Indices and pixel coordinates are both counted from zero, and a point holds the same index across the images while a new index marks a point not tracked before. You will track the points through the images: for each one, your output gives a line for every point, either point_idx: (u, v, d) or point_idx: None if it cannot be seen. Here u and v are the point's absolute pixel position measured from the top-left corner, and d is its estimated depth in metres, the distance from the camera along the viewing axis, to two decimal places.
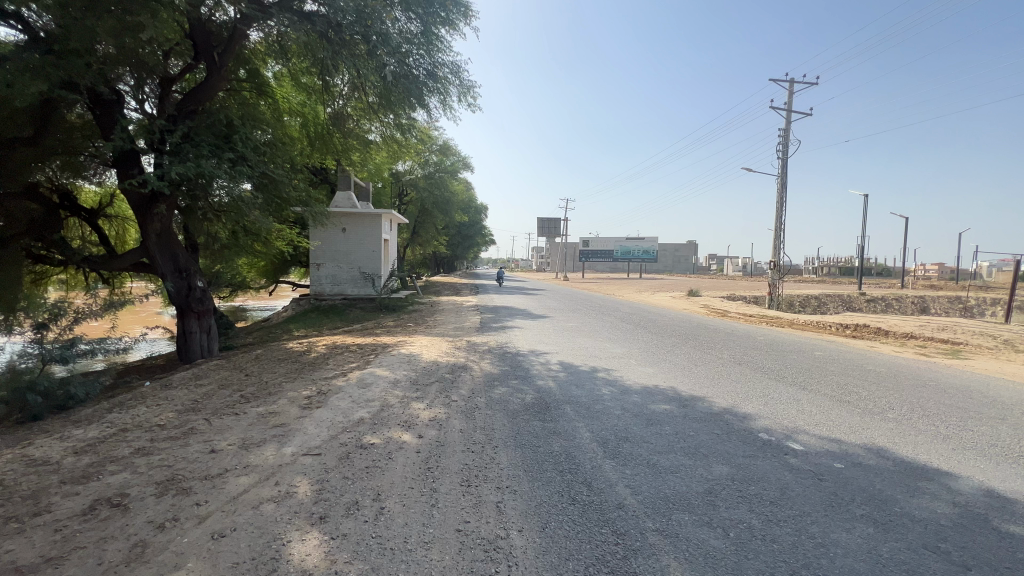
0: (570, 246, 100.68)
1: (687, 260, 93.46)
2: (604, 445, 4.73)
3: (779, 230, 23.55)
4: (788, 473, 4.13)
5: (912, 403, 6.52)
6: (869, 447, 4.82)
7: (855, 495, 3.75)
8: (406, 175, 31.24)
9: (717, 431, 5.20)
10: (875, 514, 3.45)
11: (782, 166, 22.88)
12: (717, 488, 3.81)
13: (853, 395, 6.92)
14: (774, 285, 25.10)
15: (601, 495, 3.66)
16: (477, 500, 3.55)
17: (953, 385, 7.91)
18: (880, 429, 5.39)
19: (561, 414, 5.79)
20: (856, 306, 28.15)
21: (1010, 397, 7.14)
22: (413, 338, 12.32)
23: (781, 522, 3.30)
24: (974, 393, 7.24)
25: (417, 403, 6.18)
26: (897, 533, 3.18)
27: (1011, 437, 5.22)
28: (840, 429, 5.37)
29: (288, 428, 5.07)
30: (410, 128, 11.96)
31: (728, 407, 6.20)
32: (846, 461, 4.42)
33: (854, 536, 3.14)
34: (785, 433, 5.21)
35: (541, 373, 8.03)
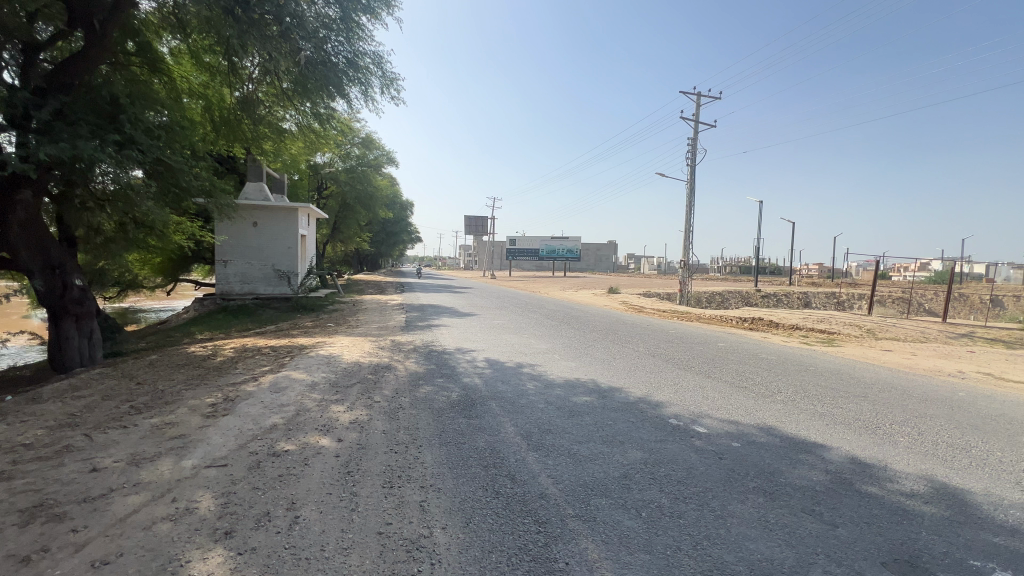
0: (498, 245, 101.65)
1: (608, 260, 98.18)
2: (527, 437, 4.86)
3: (688, 233, 25.54)
4: (694, 454, 4.51)
5: (796, 386, 7.40)
6: (761, 426, 5.39)
7: (750, 469, 4.18)
8: (326, 168, 29.68)
9: (632, 419, 5.54)
10: (764, 485, 3.87)
11: (691, 173, 24.79)
12: (632, 472, 4.06)
13: (748, 381, 7.69)
14: (684, 282, 27.14)
15: (524, 486, 3.75)
16: (399, 501, 3.48)
17: (828, 369, 9.08)
18: (769, 410, 6.04)
19: (486, 410, 5.83)
20: (753, 301, 31.32)
21: (870, 378, 8.36)
22: (334, 339, 11.76)
23: (686, 499, 3.58)
24: (843, 376, 8.38)
25: (337, 405, 5.91)
26: (782, 501, 3.60)
27: (871, 411, 6.10)
28: (737, 411, 5.96)
29: (188, 439, 4.62)
30: (328, 118, 11.38)
31: (643, 396, 6.63)
32: (742, 440, 4.91)
33: (747, 506, 3.50)
34: (692, 417, 5.67)
35: (467, 370, 8.05)
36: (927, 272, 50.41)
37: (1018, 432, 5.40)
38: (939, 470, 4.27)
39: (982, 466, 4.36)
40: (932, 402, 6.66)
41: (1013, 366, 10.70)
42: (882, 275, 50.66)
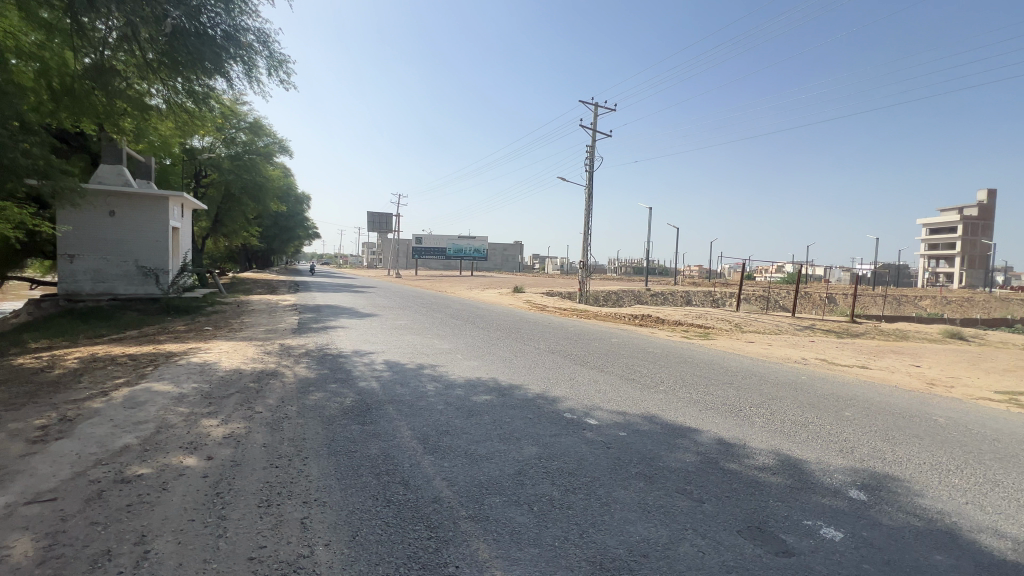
0: (403, 243, 98.98)
1: (514, 259, 100.31)
2: (423, 441, 4.74)
3: (587, 235, 26.97)
4: (585, 446, 4.74)
5: (676, 377, 8.15)
6: (645, 415, 5.84)
7: (633, 457, 4.49)
8: (204, 153, 26.52)
9: (529, 415, 5.68)
10: (645, 470, 4.19)
11: (590, 179, 26.19)
12: (527, 468, 4.15)
13: (636, 374, 8.30)
14: (584, 282, 28.64)
15: (418, 491, 3.65)
16: (277, 520, 3.19)
17: (703, 360, 10.14)
18: (653, 400, 6.57)
19: (382, 414, 5.59)
20: (643, 299, 34.05)
21: (736, 367, 9.49)
22: (211, 344, 10.52)
23: (575, 490, 3.74)
24: (715, 366, 9.41)
25: (209, 419, 5.28)
26: (659, 483, 3.92)
27: (736, 396, 6.91)
28: (626, 402, 6.40)
29: (2, 472, 3.79)
30: (205, 97, 10.14)
31: (541, 392, 6.83)
32: (628, 429, 5.26)
33: (629, 491, 3.75)
34: (585, 410, 5.96)
35: (364, 374, 7.67)
36: (783, 273, 58.73)
37: (843, 407, 6.48)
38: (785, 444, 4.96)
39: (815, 438, 5.16)
40: (782, 386, 7.74)
41: (842, 353, 12.85)
42: (747, 276, 58.03)
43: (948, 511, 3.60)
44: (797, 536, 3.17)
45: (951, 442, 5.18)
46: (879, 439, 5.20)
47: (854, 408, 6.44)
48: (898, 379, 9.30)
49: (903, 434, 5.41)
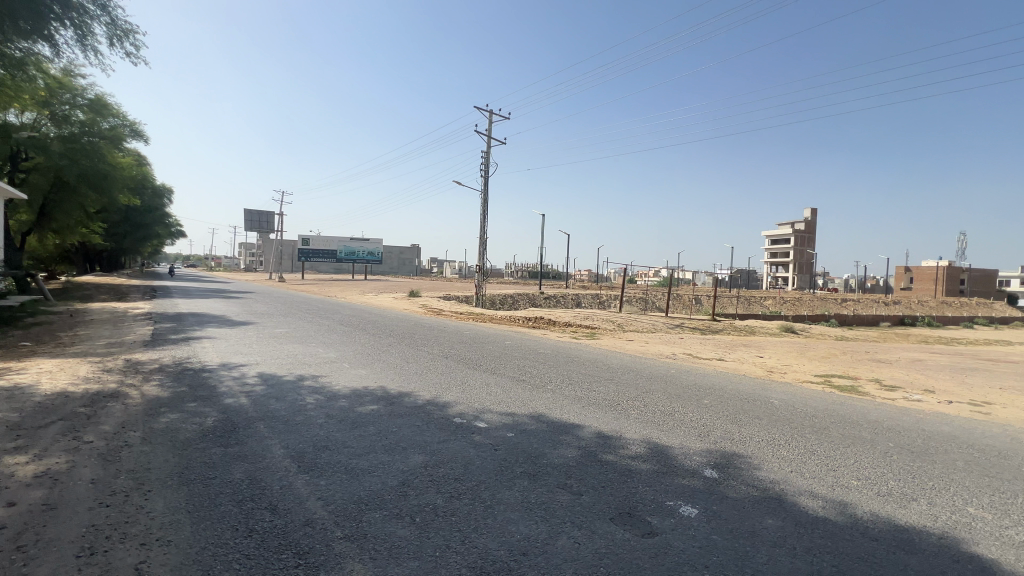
0: (288, 244, 91.28)
1: (411, 263, 97.92)
2: (298, 459, 4.36)
3: (483, 239, 27.28)
4: (472, 450, 4.73)
5: (564, 376, 8.55)
6: (533, 414, 6.01)
7: (519, 456, 4.59)
8: (22, 131, 21.98)
9: (417, 423, 5.51)
10: (530, 469, 4.30)
11: (485, 184, 26.55)
12: (412, 477, 4.02)
13: (527, 375, 8.54)
14: (480, 286, 28.91)
15: (287, 516, 3.34)
16: (102, 572, 2.68)
17: (588, 358, 10.79)
18: (541, 399, 6.80)
19: (251, 433, 5.03)
20: (537, 302, 35.36)
21: (616, 363, 10.26)
22: (28, 363, 8.64)
23: (460, 496, 3.70)
24: (599, 363, 10.07)
25: (16, 456, 4.30)
26: (542, 480, 4.04)
27: (615, 391, 7.44)
28: (515, 403, 6.54)
29: None
30: (20, 65, 8.36)
31: (431, 398, 6.70)
32: (515, 430, 5.37)
33: (514, 492, 3.81)
34: (475, 414, 5.95)
35: (233, 389, 6.86)
36: (659, 278, 65.21)
37: (702, 396, 7.31)
38: (654, 433, 5.44)
39: (679, 425, 5.75)
40: (654, 379, 8.53)
41: (704, 348, 14.56)
42: (629, 280, 63.30)
43: (779, 480, 4.22)
44: (660, 517, 3.48)
45: (782, 420, 6.13)
46: (729, 422, 5.96)
47: (711, 396, 7.31)
48: (746, 369, 10.78)
49: (748, 416, 6.27)
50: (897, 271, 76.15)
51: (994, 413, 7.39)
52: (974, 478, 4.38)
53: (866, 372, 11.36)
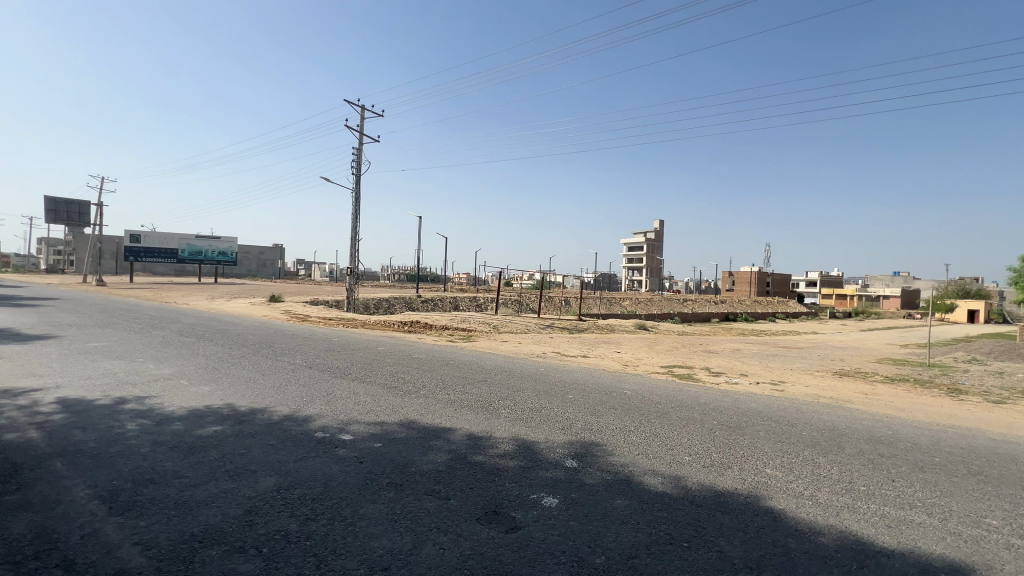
0: (109, 240, 76.12)
1: (272, 264, 88.66)
2: (111, 499, 3.63)
3: (355, 240, 25.82)
4: (334, 465, 4.42)
5: (437, 379, 8.48)
6: (403, 421, 5.83)
7: (386, 467, 4.41)
8: None
9: (271, 442, 4.97)
10: (397, 478, 4.15)
11: (357, 182, 25.19)
12: (260, 503, 3.61)
13: (399, 381, 8.27)
14: (352, 289, 27.34)
15: (89, 571, 2.75)
16: None
17: (464, 361, 10.84)
18: (414, 405, 6.63)
19: (41, 476, 4.03)
20: (414, 305, 34.60)
21: (491, 365, 10.47)
22: None
23: (318, 517, 3.43)
24: (474, 366, 10.18)
25: None
26: (409, 489, 3.94)
27: (488, 392, 7.59)
28: (384, 411, 6.27)
29: None
30: None
31: (290, 413, 6.10)
32: (384, 439, 5.15)
33: (378, 504, 3.65)
34: (339, 426, 5.57)
35: (18, 421, 5.44)
36: (533, 281, 68.50)
37: (567, 391, 7.82)
38: (523, 430, 5.66)
39: (545, 420, 6.07)
40: (525, 378, 8.89)
41: (571, 346, 15.64)
42: (505, 283, 65.53)
43: (628, 463, 4.70)
44: (524, 511, 3.63)
45: (633, 408, 6.85)
46: (589, 413, 6.48)
47: (575, 391, 7.85)
48: (606, 364, 11.82)
49: (605, 407, 6.88)
50: (723, 275, 90.76)
51: (787, 390, 9.16)
52: (771, 444, 5.38)
53: (700, 362, 13.27)
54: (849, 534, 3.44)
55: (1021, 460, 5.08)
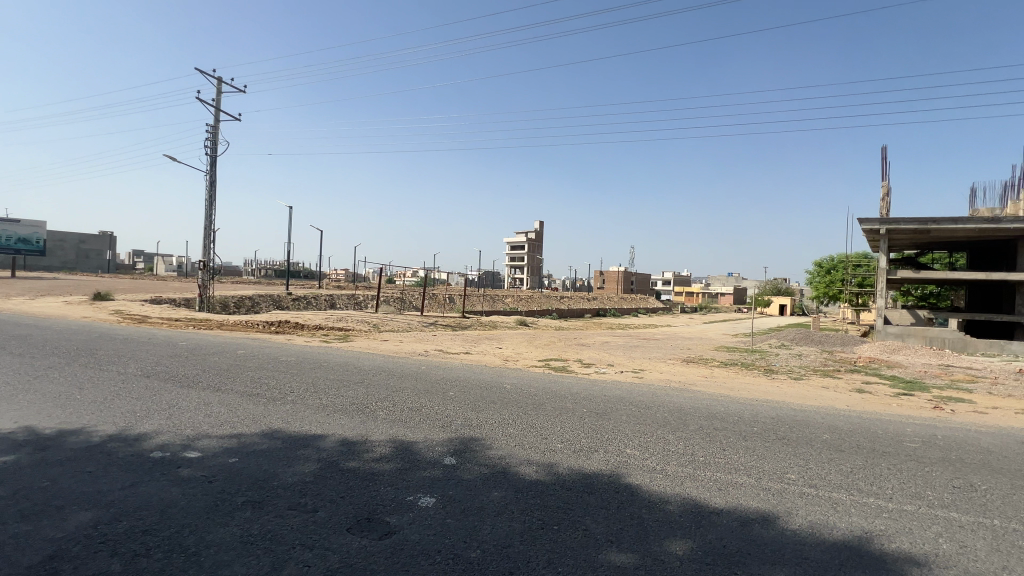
0: None
1: (97, 255, 73.75)
2: None
3: (209, 229, 22.68)
4: (175, 488, 3.82)
5: (308, 383, 7.84)
6: (265, 431, 5.27)
7: (242, 484, 3.94)
8: None
9: (89, 469, 4.13)
10: (255, 495, 3.73)
11: (212, 164, 22.14)
12: (70, 545, 2.97)
13: (262, 387, 7.47)
14: (206, 286, 23.97)
15: None
16: None
17: (340, 363, 10.17)
18: (278, 413, 6.03)
19: None
20: (283, 304, 31.54)
21: (370, 365, 9.99)
22: None
23: (150, 552, 2.94)
24: (350, 367, 9.62)
25: None
26: (269, 506, 3.57)
27: (365, 394, 7.22)
28: (243, 422, 5.61)
29: None
30: None
31: (117, 432, 5.13)
32: (240, 453, 4.60)
33: (231, 527, 3.24)
34: (184, 443, 4.84)
35: None
36: (416, 279, 67.02)
37: (448, 389, 7.77)
38: (401, 431, 5.49)
39: (425, 419, 5.97)
40: (405, 378, 8.64)
41: (454, 344, 15.61)
42: (387, 280, 63.06)
43: (505, 455, 4.82)
44: (398, 514, 3.52)
45: (512, 402, 7.07)
46: (469, 410, 6.53)
47: (456, 388, 7.84)
48: (488, 360, 12.06)
49: (486, 402, 7.00)
50: (596, 275, 98.42)
51: (646, 377, 10.25)
52: (632, 427, 5.96)
53: (574, 355, 14.19)
54: (689, 499, 3.97)
55: (811, 424, 6.35)
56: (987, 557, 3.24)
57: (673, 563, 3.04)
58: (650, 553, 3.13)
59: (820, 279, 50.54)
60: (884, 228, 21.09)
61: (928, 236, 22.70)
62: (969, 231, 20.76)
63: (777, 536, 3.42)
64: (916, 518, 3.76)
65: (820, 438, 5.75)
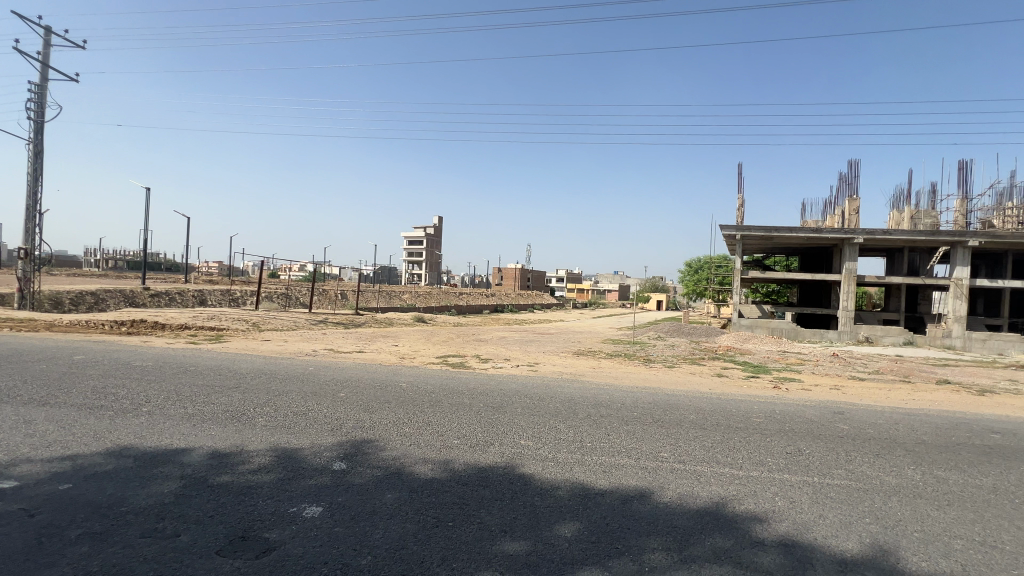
0: None
1: None
2: None
3: (33, 209, 18.66)
4: None
5: (169, 391, 6.86)
6: (110, 450, 4.50)
7: (78, 514, 3.32)
8: None
9: None
10: (95, 526, 3.17)
11: (37, 130, 18.24)
12: None
13: (108, 397, 6.37)
14: (28, 278, 19.68)
15: None
16: None
17: (211, 366, 9.06)
18: (129, 427, 5.19)
19: None
20: (136, 300, 27.11)
21: (248, 367, 9.04)
22: None
23: None
24: (223, 370, 8.61)
25: None
26: (115, 536, 3.06)
27: (240, 400, 6.52)
28: (79, 440, 4.72)
29: None
30: None
31: None
32: (75, 478, 3.87)
33: (60, 568, 2.72)
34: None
35: None
36: (304, 273, 61.97)
37: (339, 390, 7.34)
38: (283, 438, 5.06)
39: (312, 424, 5.56)
40: (289, 380, 7.96)
41: (346, 342, 14.75)
42: (270, 274, 57.40)
43: (399, 456, 4.68)
44: (279, 529, 3.23)
45: (407, 400, 6.88)
46: (362, 410, 6.24)
47: (348, 389, 7.45)
48: (383, 358, 11.62)
49: (380, 402, 6.74)
50: (494, 271, 99.79)
51: (541, 370, 10.69)
52: (526, 418, 6.17)
53: (472, 350, 14.25)
54: (577, 484, 4.21)
55: (680, 406, 7.14)
56: (809, 508, 3.92)
57: (561, 545, 3.20)
58: (540, 539, 3.26)
59: (689, 277, 56.90)
60: (739, 234, 24.42)
61: (771, 243, 26.79)
62: (800, 239, 24.91)
63: (651, 510, 3.78)
64: (759, 482, 4.41)
65: (688, 418, 6.49)
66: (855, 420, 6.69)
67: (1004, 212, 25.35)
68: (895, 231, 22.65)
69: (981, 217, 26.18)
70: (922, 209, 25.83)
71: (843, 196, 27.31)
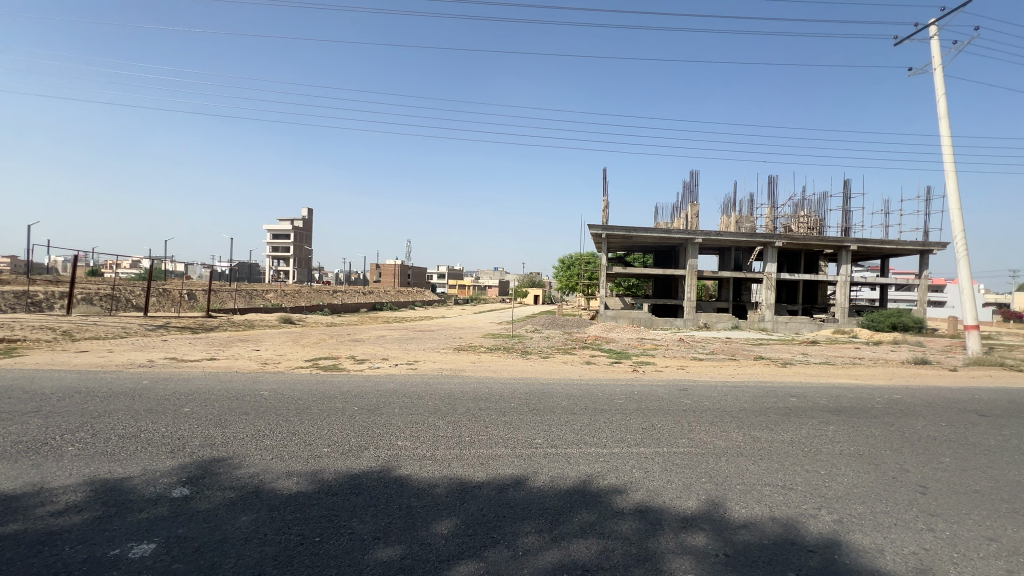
0: None
1: None
2: None
3: None
4: None
5: None
6: None
7: None
8: None
9: None
10: None
11: None
12: None
13: None
14: None
15: None
16: None
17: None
18: None
19: None
20: None
21: (54, 386, 7.33)
22: None
23: None
24: (16, 392, 6.87)
25: None
26: None
27: (41, 427, 5.26)
28: None
29: None
30: None
31: None
32: None
33: None
34: None
35: None
36: (139, 270, 52.32)
37: (181, 405, 6.34)
38: (103, 467, 4.21)
39: (144, 448, 4.72)
40: (114, 398, 6.66)
41: (193, 349, 12.83)
42: (91, 272, 47.38)
43: (258, 473, 4.20)
44: None
45: (268, 410, 6.22)
46: (212, 426, 5.49)
47: (195, 403, 6.47)
48: (241, 364, 10.35)
49: (234, 414, 5.99)
50: (372, 269, 95.22)
51: (421, 368, 10.53)
52: (403, 418, 6.00)
53: (345, 351, 13.39)
54: (455, 479, 4.21)
55: (553, 394, 7.60)
56: (659, 476, 4.44)
57: (437, 543, 3.17)
58: (416, 541, 3.19)
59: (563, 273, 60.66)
60: (604, 232, 26.65)
61: (631, 241, 29.81)
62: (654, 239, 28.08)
63: (525, 496, 3.94)
64: (621, 457, 4.87)
65: (559, 404, 6.93)
66: (696, 395, 7.78)
67: (799, 219, 31.56)
68: (725, 233, 26.71)
69: (784, 223, 32.31)
70: (744, 215, 30.98)
71: (687, 202, 31.50)
